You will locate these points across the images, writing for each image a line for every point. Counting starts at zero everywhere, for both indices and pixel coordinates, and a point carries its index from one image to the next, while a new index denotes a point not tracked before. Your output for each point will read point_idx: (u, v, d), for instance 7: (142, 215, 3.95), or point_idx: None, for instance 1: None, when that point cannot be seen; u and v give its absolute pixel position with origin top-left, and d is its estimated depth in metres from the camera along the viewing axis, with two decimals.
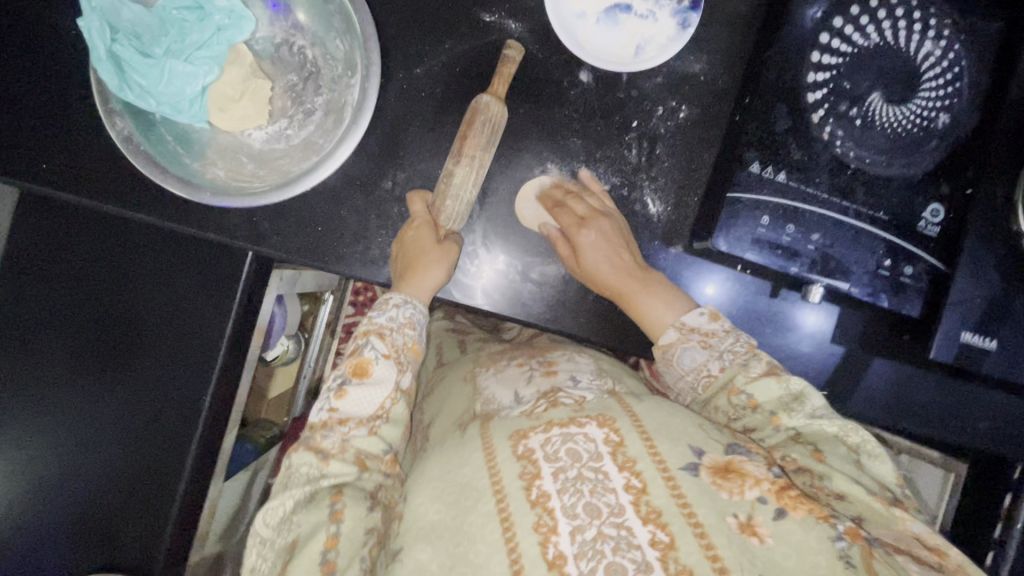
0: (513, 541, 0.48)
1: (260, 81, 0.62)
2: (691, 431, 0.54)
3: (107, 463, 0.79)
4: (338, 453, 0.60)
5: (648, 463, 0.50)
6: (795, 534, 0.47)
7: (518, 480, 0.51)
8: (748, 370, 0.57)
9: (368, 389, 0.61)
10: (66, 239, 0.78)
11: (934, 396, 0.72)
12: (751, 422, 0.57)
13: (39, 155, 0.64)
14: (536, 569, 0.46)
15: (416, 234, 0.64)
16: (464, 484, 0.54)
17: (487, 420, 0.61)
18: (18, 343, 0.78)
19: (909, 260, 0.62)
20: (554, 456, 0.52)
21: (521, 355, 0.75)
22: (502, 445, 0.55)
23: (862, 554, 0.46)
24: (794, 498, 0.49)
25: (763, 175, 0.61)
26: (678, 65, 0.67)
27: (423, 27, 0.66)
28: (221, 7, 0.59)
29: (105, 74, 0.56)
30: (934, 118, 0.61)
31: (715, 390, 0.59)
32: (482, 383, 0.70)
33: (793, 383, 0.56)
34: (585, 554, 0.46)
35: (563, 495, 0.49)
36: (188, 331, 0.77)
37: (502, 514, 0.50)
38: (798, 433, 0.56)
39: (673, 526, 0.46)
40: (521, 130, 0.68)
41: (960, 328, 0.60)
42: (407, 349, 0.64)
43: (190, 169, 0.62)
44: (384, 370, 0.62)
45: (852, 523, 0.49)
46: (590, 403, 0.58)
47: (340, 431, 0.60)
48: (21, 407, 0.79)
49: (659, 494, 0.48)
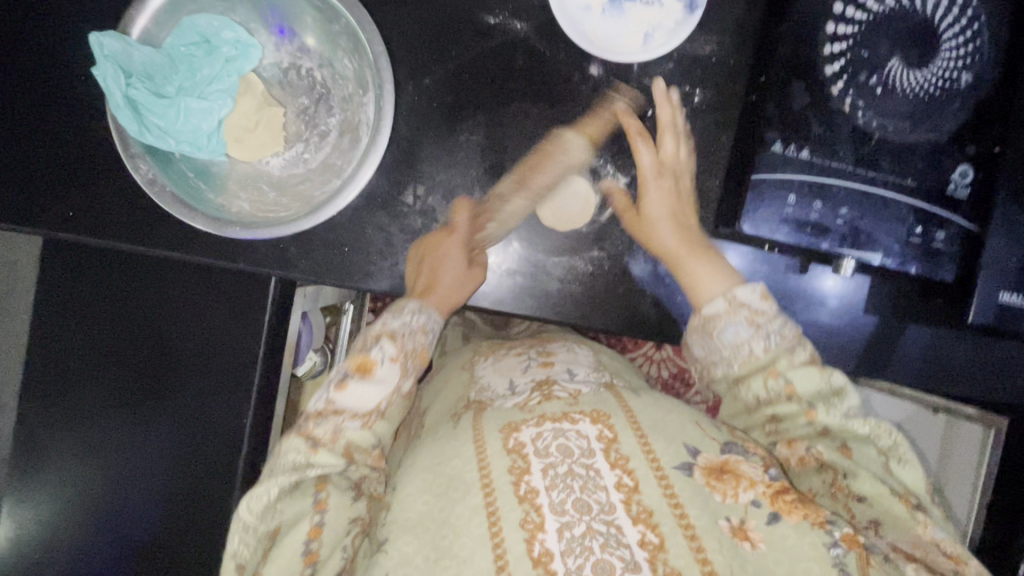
0: (499, 534, 0.51)
1: (273, 108, 0.62)
2: (687, 429, 0.60)
3: (158, 493, 0.81)
4: (329, 442, 0.63)
5: (641, 461, 0.55)
6: (789, 539, 0.52)
7: (507, 474, 0.54)
8: (790, 357, 0.61)
9: (368, 387, 0.64)
10: (97, 278, 0.79)
11: (972, 357, 0.71)
12: (784, 411, 0.61)
13: (63, 201, 0.64)
14: (522, 565, 0.49)
15: (448, 245, 0.66)
16: (453, 476, 0.56)
17: (479, 410, 0.64)
18: (63, 381, 0.81)
19: (940, 225, 0.61)
20: (544, 451, 0.55)
21: (520, 345, 0.79)
22: (494, 437, 0.58)
23: (858, 561, 0.51)
24: (789, 503, 0.54)
25: (787, 154, 0.61)
26: (689, 49, 0.67)
27: (429, 37, 0.65)
28: (228, 39, 0.59)
29: (125, 121, 0.56)
30: (957, 78, 0.60)
31: (754, 368, 0.61)
32: (479, 372, 0.74)
33: (834, 377, 0.60)
34: (572, 551, 0.49)
35: (552, 491, 0.52)
36: (224, 359, 0.79)
37: (490, 508, 0.52)
38: (828, 430, 0.60)
39: (663, 526, 0.51)
40: (535, 129, 0.67)
41: (997, 289, 0.60)
42: (415, 353, 0.67)
43: (215, 204, 0.62)
44: (387, 374, 0.65)
45: (850, 530, 0.53)
46: (584, 397, 0.62)
47: (334, 421, 0.63)
48: (73, 444, 0.82)
49: (652, 495, 0.53)
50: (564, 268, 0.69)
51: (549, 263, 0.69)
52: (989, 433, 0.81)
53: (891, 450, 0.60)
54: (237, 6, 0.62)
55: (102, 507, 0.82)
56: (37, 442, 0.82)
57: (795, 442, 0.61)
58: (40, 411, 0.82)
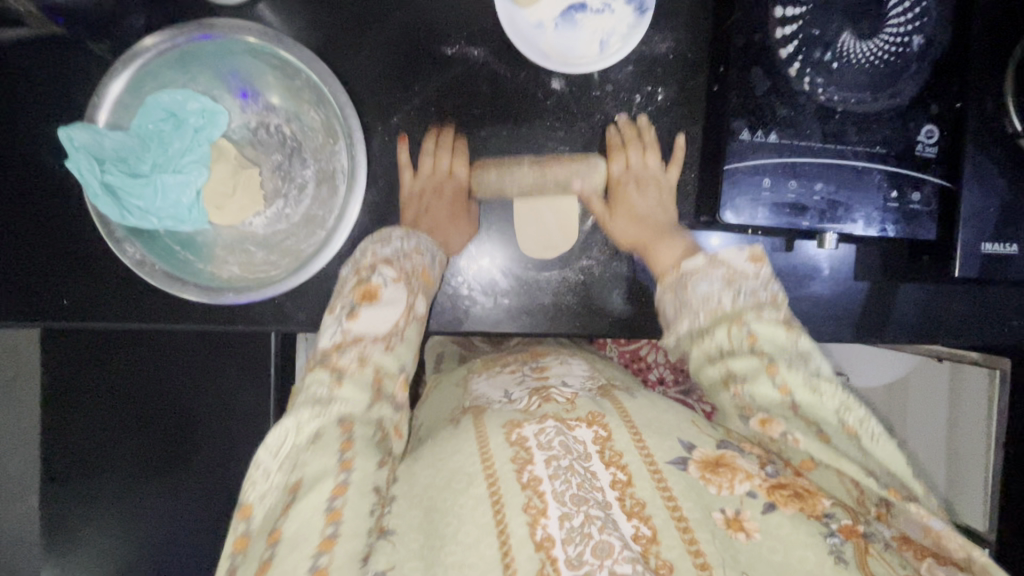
0: (503, 522, 0.49)
1: (248, 171, 0.63)
2: (683, 427, 0.60)
3: (193, 552, 0.83)
4: (355, 372, 0.57)
5: (635, 456, 0.55)
6: (784, 528, 0.52)
7: (510, 463, 0.52)
8: (757, 310, 0.59)
9: (380, 310, 0.60)
10: (95, 358, 0.79)
11: (965, 306, 0.73)
12: (747, 367, 0.57)
13: (55, 290, 0.65)
14: (524, 550, 0.47)
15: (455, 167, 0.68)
16: (456, 469, 0.54)
17: (476, 412, 0.62)
18: (82, 464, 0.81)
19: (914, 186, 0.63)
20: (547, 444, 0.54)
21: (512, 361, 0.76)
22: (495, 433, 0.57)
23: (857, 550, 0.51)
24: (785, 496, 0.54)
25: (755, 140, 0.61)
26: (646, 49, 0.67)
27: (388, 77, 0.66)
28: (193, 110, 0.59)
29: (106, 208, 0.57)
30: (909, 42, 0.61)
31: (719, 318, 0.60)
32: (472, 386, 0.72)
33: (801, 338, 0.58)
34: (572, 539, 0.47)
35: (556, 480, 0.51)
36: (238, 415, 0.80)
37: (491, 494, 0.51)
38: (797, 403, 0.56)
39: (656, 518, 0.51)
40: (508, 151, 0.68)
41: (978, 242, 0.61)
42: (416, 274, 0.63)
43: (206, 274, 0.63)
44: (394, 293, 0.60)
45: (849, 521, 0.53)
46: (581, 401, 0.62)
47: (357, 347, 0.58)
48: (98, 526, 0.82)
49: (644, 488, 0.53)
50: (555, 282, 0.70)
51: (541, 277, 0.69)
52: (994, 374, 0.84)
53: (861, 427, 0.56)
54: (197, 76, 0.63)
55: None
56: (68, 528, 0.82)
57: (770, 422, 0.57)
58: (62, 497, 0.81)
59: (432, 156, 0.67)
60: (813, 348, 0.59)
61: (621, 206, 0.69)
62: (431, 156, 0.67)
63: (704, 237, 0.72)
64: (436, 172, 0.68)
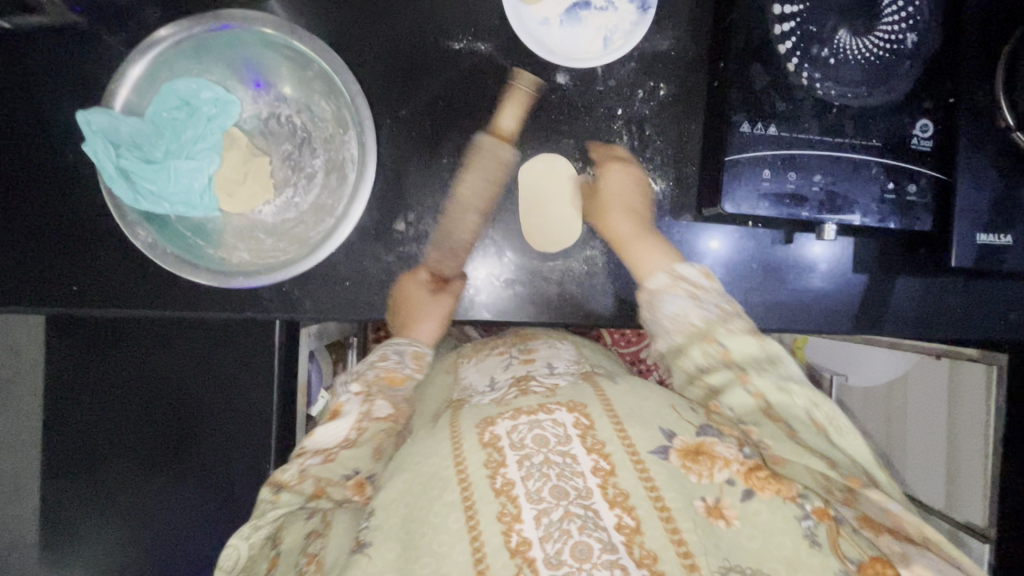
0: (477, 530, 0.50)
1: (259, 159, 0.65)
2: (665, 412, 0.60)
3: (189, 551, 0.81)
4: (296, 484, 0.61)
5: (617, 446, 0.55)
6: (762, 514, 0.55)
7: (484, 467, 0.54)
8: (726, 325, 0.63)
9: (336, 424, 0.67)
10: (91, 351, 0.78)
11: (962, 299, 0.74)
12: (720, 379, 0.62)
13: (66, 277, 0.66)
14: (500, 558, 0.48)
15: (411, 292, 0.70)
16: (431, 474, 0.55)
17: (457, 409, 0.64)
18: (79, 460, 0.80)
19: (910, 178, 0.64)
20: (520, 443, 0.55)
21: (502, 343, 0.79)
22: (470, 432, 0.58)
23: (828, 532, 0.55)
24: (762, 479, 0.56)
25: (755, 132, 0.63)
26: (648, 46, 0.69)
27: (398, 69, 0.68)
28: (206, 99, 0.61)
29: (121, 191, 0.58)
30: (903, 39, 0.62)
31: (692, 337, 0.64)
32: (462, 373, 0.75)
33: (769, 345, 0.62)
34: (550, 536, 0.49)
35: (529, 481, 0.52)
36: (238, 410, 0.78)
37: (467, 502, 0.52)
38: (771, 405, 0.60)
39: (640, 508, 0.52)
40: (514, 143, 0.70)
41: (974, 232, 0.63)
42: (379, 380, 0.71)
43: (216, 259, 0.64)
44: (353, 406, 0.68)
45: (821, 503, 0.57)
46: (562, 389, 0.62)
47: (298, 463, 0.63)
48: (93, 523, 0.81)
49: (627, 478, 0.53)
50: (560, 272, 0.71)
51: (546, 267, 0.71)
52: (991, 370, 0.85)
53: (828, 421, 0.60)
54: (212, 67, 0.64)
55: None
56: (67, 524, 0.81)
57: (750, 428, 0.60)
58: (61, 492, 0.81)
59: (436, 262, 0.69)
60: (783, 353, 0.64)
61: (602, 214, 0.70)
62: (436, 262, 0.69)
63: (706, 231, 0.72)
64: (439, 277, 0.70)
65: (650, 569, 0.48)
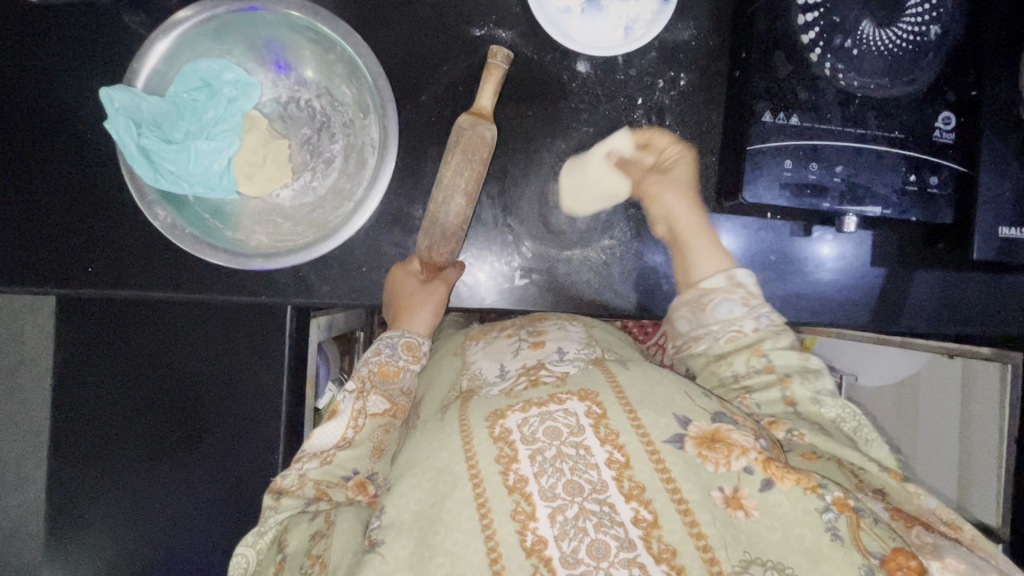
0: (491, 528, 0.49)
1: (278, 142, 0.64)
2: (678, 399, 0.56)
3: (198, 538, 0.81)
4: (297, 489, 0.64)
5: (631, 436, 0.53)
6: (782, 506, 0.51)
7: (495, 463, 0.51)
8: (773, 339, 0.62)
9: (330, 424, 0.65)
10: (103, 335, 0.78)
11: (981, 294, 0.74)
12: (759, 383, 0.62)
13: (82, 258, 0.65)
14: (515, 558, 0.47)
15: (402, 280, 0.67)
16: (441, 468, 0.52)
17: (466, 399, 0.60)
18: (88, 446, 0.79)
19: (932, 170, 0.64)
20: (532, 437, 0.53)
21: (511, 324, 0.74)
22: (479, 426, 0.54)
23: (849, 524, 0.51)
24: (782, 469, 0.52)
25: (778, 123, 0.63)
26: (669, 36, 0.69)
27: (418, 55, 0.67)
28: (228, 80, 0.61)
29: (141, 170, 0.58)
30: (926, 32, 0.62)
31: (740, 346, 0.62)
32: (471, 357, 0.71)
33: (813, 360, 0.61)
34: (566, 534, 0.48)
35: (542, 477, 0.50)
36: (249, 397, 0.78)
37: (479, 500, 0.50)
38: (799, 410, 0.61)
39: (656, 502, 0.50)
40: (533, 133, 0.70)
41: (997, 225, 0.62)
42: (374, 375, 0.66)
43: (233, 240, 0.63)
44: (348, 405, 0.65)
45: (841, 493, 0.52)
46: (572, 377, 0.59)
47: (296, 467, 0.64)
48: (101, 509, 0.80)
49: (643, 469, 0.51)
50: (577, 260, 0.71)
51: (564, 256, 0.71)
52: (1005, 369, 0.84)
53: (855, 433, 0.60)
54: (233, 48, 0.64)
55: (151, 568, 0.81)
56: (73, 510, 0.80)
57: (777, 423, 0.60)
58: (68, 480, 0.80)
59: (426, 249, 0.65)
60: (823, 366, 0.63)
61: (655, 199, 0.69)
62: (426, 249, 0.65)
63: (723, 222, 0.72)
64: (429, 263, 0.66)
65: (669, 565, 0.47)
